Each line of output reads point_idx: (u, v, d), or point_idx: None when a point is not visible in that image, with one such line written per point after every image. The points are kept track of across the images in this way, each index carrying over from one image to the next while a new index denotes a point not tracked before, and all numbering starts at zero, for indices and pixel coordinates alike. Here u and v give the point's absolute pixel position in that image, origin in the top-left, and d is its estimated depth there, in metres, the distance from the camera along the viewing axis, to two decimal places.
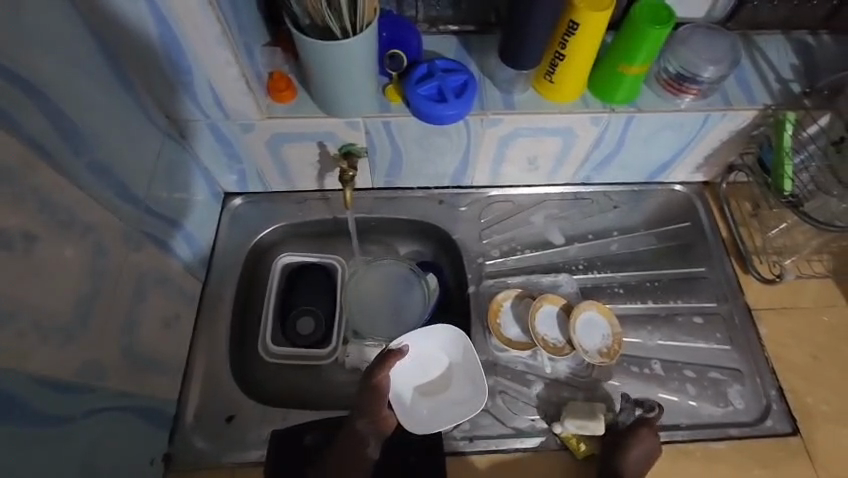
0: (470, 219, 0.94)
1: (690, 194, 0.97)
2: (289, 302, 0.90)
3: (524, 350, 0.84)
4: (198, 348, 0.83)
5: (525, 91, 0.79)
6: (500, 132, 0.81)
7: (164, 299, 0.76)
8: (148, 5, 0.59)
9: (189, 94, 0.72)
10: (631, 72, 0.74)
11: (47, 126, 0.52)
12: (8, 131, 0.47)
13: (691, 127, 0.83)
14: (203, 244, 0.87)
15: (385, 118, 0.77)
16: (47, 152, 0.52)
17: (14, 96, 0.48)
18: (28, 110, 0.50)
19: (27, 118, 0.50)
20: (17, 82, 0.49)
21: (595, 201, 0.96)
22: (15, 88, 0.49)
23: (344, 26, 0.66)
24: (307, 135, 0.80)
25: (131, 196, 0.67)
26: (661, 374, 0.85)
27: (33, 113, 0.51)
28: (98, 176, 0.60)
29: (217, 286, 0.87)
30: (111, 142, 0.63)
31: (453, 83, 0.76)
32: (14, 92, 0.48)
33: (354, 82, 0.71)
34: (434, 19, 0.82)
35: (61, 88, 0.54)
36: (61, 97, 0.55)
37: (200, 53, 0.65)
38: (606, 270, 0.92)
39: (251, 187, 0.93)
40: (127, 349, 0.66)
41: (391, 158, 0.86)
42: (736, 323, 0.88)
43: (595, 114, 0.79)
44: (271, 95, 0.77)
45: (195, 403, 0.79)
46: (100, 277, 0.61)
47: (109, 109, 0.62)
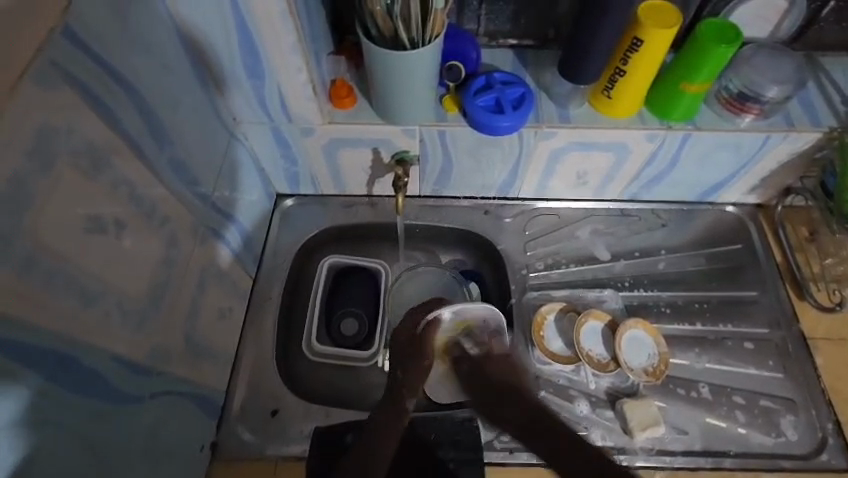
0: (515, 231, 0.94)
1: (742, 216, 0.95)
2: (334, 303, 0.91)
3: (568, 364, 0.84)
4: (246, 341, 0.85)
5: (580, 106, 0.80)
6: (553, 146, 0.82)
7: (220, 292, 0.79)
8: (233, 14, 0.63)
9: (257, 99, 0.75)
10: (691, 90, 0.74)
11: (135, 118, 0.57)
12: (103, 122, 0.52)
13: (749, 148, 0.81)
14: (256, 241, 0.90)
15: (440, 127, 0.79)
16: (134, 142, 0.57)
17: (110, 89, 0.53)
18: (121, 101, 0.54)
19: (120, 110, 0.54)
20: (113, 76, 0.53)
21: (641, 218, 0.95)
22: (112, 82, 0.53)
23: (412, 38, 0.68)
24: (364, 140, 0.82)
25: (200, 190, 0.70)
26: (709, 398, 0.82)
27: (125, 105, 0.55)
28: (174, 168, 0.64)
29: (267, 283, 0.90)
30: (185, 139, 0.66)
31: (510, 95, 0.77)
32: (110, 85, 0.53)
33: (416, 90, 0.73)
34: (493, 33, 0.83)
35: (147, 85, 0.59)
36: (147, 93, 0.59)
37: (274, 58, 0.68)
38: (652, 288, 0.91)
39: (303, 189, 0.96)
40: (188, 336, 0.69)
41: (441, 166, 0.87)
42: (790, 351, 0.85)
43: (651, 131, 0.78)
44: (332, 101, 0.80)
45: (241, 395, 0.81)
46: (172, 265, 0.64)
47: (184, 109, 0.66)
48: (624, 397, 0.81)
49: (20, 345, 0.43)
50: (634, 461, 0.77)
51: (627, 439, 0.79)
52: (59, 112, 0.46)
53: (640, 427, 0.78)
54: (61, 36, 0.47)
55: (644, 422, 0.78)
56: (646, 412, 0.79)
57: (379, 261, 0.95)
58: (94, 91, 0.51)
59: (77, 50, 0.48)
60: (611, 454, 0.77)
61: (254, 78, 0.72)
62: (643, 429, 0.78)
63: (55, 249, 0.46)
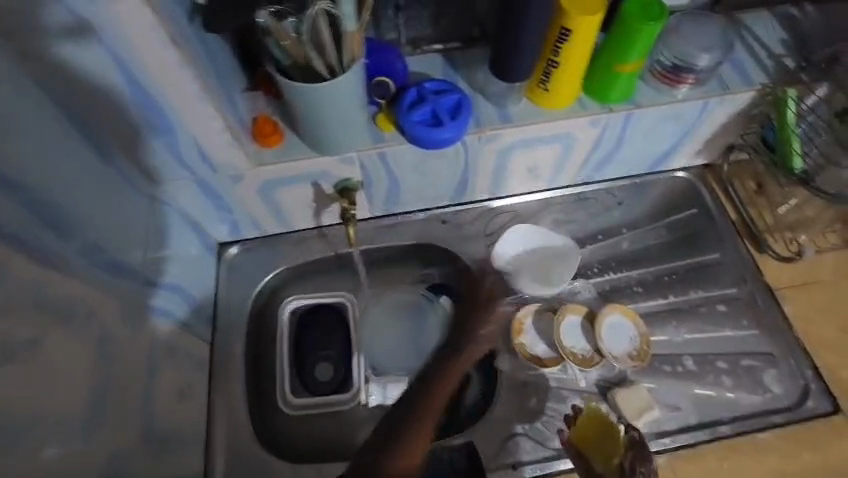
0: (477, 237, 0.91)
1: (693, 179, 0.94)
2: (304, 350, 0.86)
3: (554, 366, 0.81)
4: (215, 407, 0.79)
5: (519, 102, 0.76)
6: (499, 146, 0.79)
7: (176, 369, 0.72)
8: (128, 83, 0.57)
9: (172, 152, 0.67)
10: (626, 70, 0.72)
11: (39, 226, 0.49)
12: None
13: (688, 116, 0.81)
14: (205, 303, 0.83)
15: (379, 149, 0.74)
16: (31, 246, 0.48)
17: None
18: (21, 216, 0.47)
19: (23, 225, 0.47)
20: (14, 191, 0.46)
21: (598, 199, 0.93)
22: (12, 200, 0.46)
23: (329, 66, 0.62)
24: (301, 176, 0.76)
25: (128, 271, 0.63)
26: (695, 370, 0.83)
27: (26, 217, 0.47)
28: (89, 258, 0.56)
29: (226, 344, 0.84)
30: (106, 221, 0.59)
31: (446, 105, 0.73)
32: (11, 204, 0.46)
33: (346, 115, 0.67)
34: (416, 40, 0.78)
35: (55, 179, 0.52)
36: (53, 190, 0.51)
37: (183, 112, 0.61)
38: (621, 269, 0.91)
39: (245, 234, 0.89)
40: (146, 433, 0.63)
41: (388, 187, 0.82)
42: (759, 304, 0.87)
43: (594, 116, 0.76)
44: (257, 141, 0.72)
45: (221, 469, 0.75)
46: (108, 364, 0.57)
47: (97, 186, 0.58)
48: (615, 387, 0.80)
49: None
50: None
51: None
52: None
53: (553, 279, 0.88)
54: None
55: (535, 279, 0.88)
56: (558, 270, 0.89)
57: (342, 294, 0.90)
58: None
59: None
60: None
61: (164, 135, 0.64)
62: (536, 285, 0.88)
63: None
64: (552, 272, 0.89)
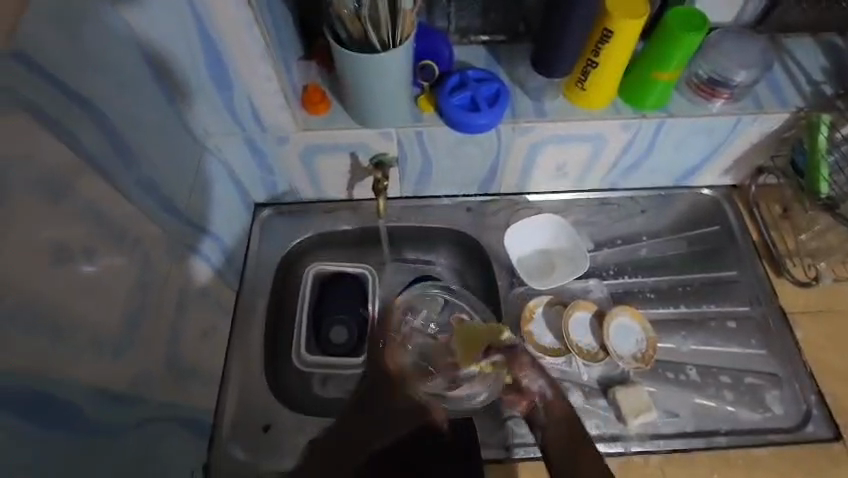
0: (499, 227, 0.94)
1: (718, 197, 0.97)
2: (321, 312, 0.90)
3: (558, 357, 0.84)
4: (233, 354, 0.84)
5: (556, 99, 0.79)
6: (531, 139, 0.82)
7: (203, 310, 0.77)
8: (200, 38, 0.61)
9: (226, 106, 0.72)
10: (663, 78, 0.74)
11: (108, 152, 0.54)
12: (77, 156, 0.50)
13: (721, 131, 0.83)
14: (236, 255, 0.88)
15: (417, 128, 0.78)
16: (101, 168, 0.53)
17: (53, 97, 0.47)
18: (96, 142, 0.53)
19: (97, 148, 0.53)
20: (92, 116, 0.52)
21: (620, 206, 0.96)
22: (91, 123, 0.52)
23: (381, 38, 0.66)
24: (341, 146, 0.81)
25: (174, 209, 0.68)
26: (697, 380, 0.84)
27: (100, 144, 0.53)
28: (144, 189, 0.61)
29: (250, 295, 0.89)
30: (160, 159, 0.65)
31: (485, 92, 0.76)
32: (87, 125, 0.51)
33: (390, 90, 0.71)
34: (464, 30, 0.82)
35: (125, 115, 0.57)
36: (122, 125, 0.57)
37: (243, 70, 0.66)
38: (637, 274, 0.92)
39: (280, 198, 0.94)
40: (171, 360, 0.67)
41: (421, 167, 0.87)
42: (771, 326, 0.87)
43: (627, 120, 0.79)
44: (305, 107, 0.77)
45: (231, 411, 0.80)
46: (148, 287, 0.62)
47: (154, 128, 0.64)
48: (616, 385, 0.82)
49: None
50: (630, 447, 0.78)
51: (622, 425, 0.80)
52: (16, 141, 0.43)
53: (555, 277, 0.90)
54: (13, 60, 0.43)
55: (538, 272, 0.91)
56: (562, 270, 0.91)
57: (365, 266, 0.94)
58: (65, 125, 0.49)
59: (30, 72, 0.44)
60: (607, 442, 0.78)
61: (223, 89, 0.69)
62: (538, 277, 0.91)
63: (21, 285, 0.44)
64: (556, 269, 0.91)
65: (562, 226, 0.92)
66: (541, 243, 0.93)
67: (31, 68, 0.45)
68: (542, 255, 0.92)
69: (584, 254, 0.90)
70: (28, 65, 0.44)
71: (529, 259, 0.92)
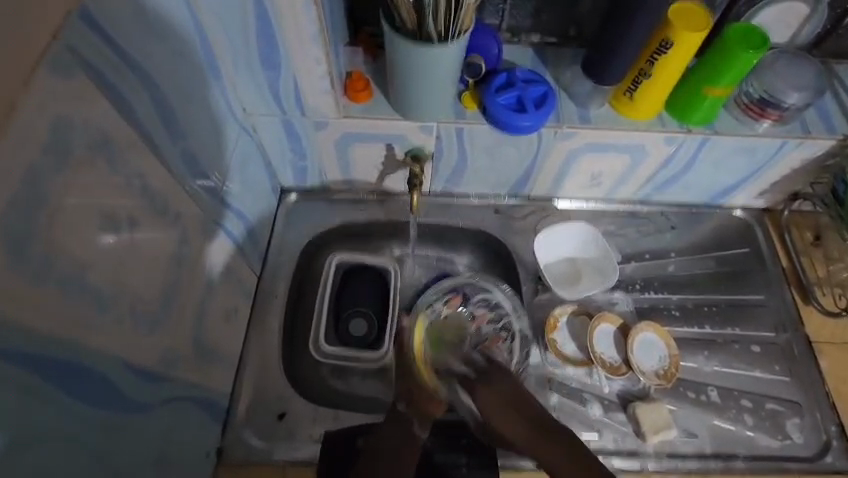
0: (527, 231, 0.93)
1: (750, 219, 0.96)
2: (342, 303, 0.89)
3: (580, 367, 0.83)
4: (252, 337, 0.82)
5: (601, 107, 0.78)
6: (572, 146, 0.81)
7: (229, 291, 0.76)
8: (256, 14, 0.60)
9: (270, 87, 0.71)
10: (714, 94, 0.73)
11: (156, 121, 0.53)
12: (128, 124, 0.49)
13: (764, 153, 0.82)
14: (261, 238, 0.87)
15: (459, 124, 0.76)
16: (148, 138, 0.52)
17: (111, 60, 0.46)
18: (146, 109, 0.52)
19: (145, 116, 0.52)
20: (145, 84, 0.51)
21: (650, 220, 0.95)
22: (143, 90, 0.51)
23: (438, 30, 0.65)
24: (379, 136, 0.79)
25: (210, 186, 0.67)
26: (718, 402, 0.83)
27: (149, 112, 0.52)
28: (186, 163, 0.60)
29: (273, 279, 0.87)
30: (202, 134, 0.63)
31: (532, 94, 0.75)
32: (139, 91, 0.50)
33: (438, 85, 0.70)
34: (514, 29, 0.81)
35: (175, 85, 0.56)
36: (171, 95, 0.56)
37: (293, 51, 0.65)
38: (662, 291, 0.91)
39: (309, 184, 0.93)
40: (197, 338, 0.66)
41: (455, 164, 0.85)
42: (795, 353, 0.86)
43: (671, 134, 0.78)
44: (348, 94, 0.76)
45: (247, 395, 0.78)
46: (182, 263, 0.61)
47: (199, 101, 0.62)
48: (636, 401, 0.81)
49: (21, 356, 0.39)
50: (646, 464, 0.77)
51: (641, 441, 0.79)
52: (74, 103, 0.42)
53: (581, 286, 0.89)
54: (78, 19, 0.42)
55: (564, 280, 0.90)
56: (589, 280, 0.90)
57: (387, 259, 0.93)
58: (119, 89, 0.47)
59: (92, 33, 0.43)
60: (623, 457, 0.77)
61: (270, 69, 0.68)
62: (564, 285, 0.89)
63: (68, 250, 0.43)
64: (583, 278, 0.90)
65: (592, 236, 0.91)
66: (570, 251, 0.91)
67: (93, 29, 0.43)
68: (568, 263, 0.91)
69: (614, 264, 0.89)
70: (91, 25, 0.43)
71: (556, 266, 0.91)
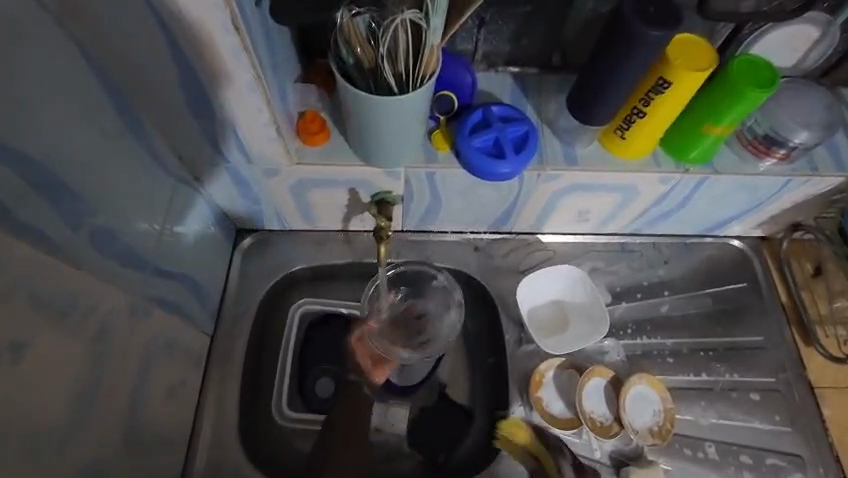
0: (509, 271, 0.85)
1: (747, 250, 0.89)
2: (307, 359, 0.80)
3: (569, 428, 0.76)
4: (205, 408, 0.74)
5: (589, 144, 0.69)
6: (557, 187, 0.72)
7: (172, 366, 0.66)
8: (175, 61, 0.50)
9: (206, 135, 0.61)
10: (714, 133, 0.65)
11: (47, 209, 0.43)
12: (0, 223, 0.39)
13: (766, 190, 0.74)
14: (212, 292, 0.77)
15: (430, 169, 0.67)
16: (38, 232, 0.42)
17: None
18: (31, 200, 0.42)
19: (31, 209, 0.42)
20: (26, 171, 0.41)
21: (643, 253, 0.88)
22: (22, 179, 0.41)
23: (398, 74, 0.55)
24: (339, 181, 0.70)
25: (139, 259, 0.57)
26: (715, 458, 0.77)
27: (36, 202, 0.42)
28: (100, 244, 0.50)
29: (227, 338, 0.78)
30: (120, 203, 0.53)
31: (512, 134, 0.66)
32: (18, 183, 0.40)
33: (402, 132, 0.61)
34: (489, 55, 0.71)
35: (71, 159, 0.46)
36: (66, 172, 0.46)
37: (229, 100, 0.55)
38: (655, 335, 0.84)
39: (266, 225, 0.83)
40: (131, 436, 0.57)
41: (428, 206, 0.76)
42: (796, 400, 0.81)
43: (666, 174, 0.70)
44: (301, 136, 0.66)
45: (201, 477, 0.70)
46: (103, 362, 0.52)
47: (115, 167, 0.52)
48: (629, 464, 0.75)
49: None
50: None
51: None
52: None
53: (569, 335, 0.81)
54: None
55: (550, 327, 0.82)
56: (577, 326, 0.82)
57: (357, 304, 0.84)
58: None
59: None
60: None
61: (203, 117, 0.58)
62: (549, 333, 0.82)
63: None
64: (571, 323, 0.83)
65: (581, 279, 0.83)
66: (557, 295, 0.84)
67: None
68: (554, 308, 0.84)
69: (603, 309, 0.81)
70: None
71: (540, 311, 0.83)
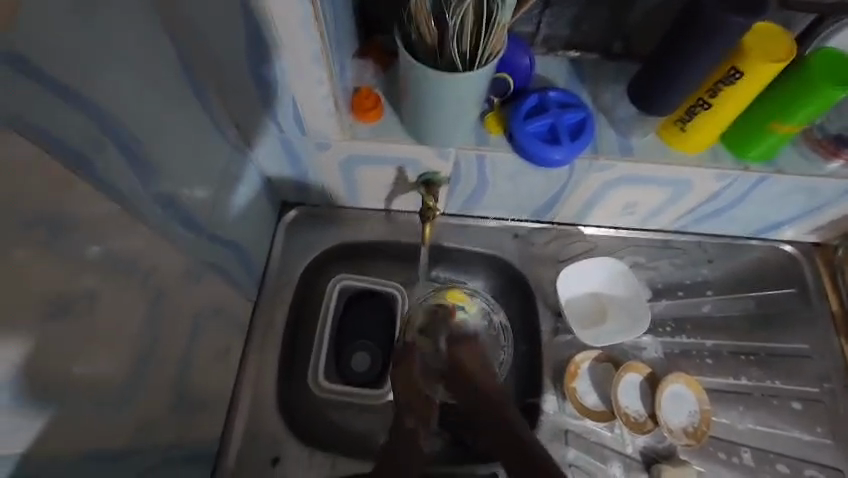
0: (550, 261, 0.84)
1: (798, 255, 0.86)
2: (344, 333, 0.82)
3: (602, 421, 0.76)
4: (245, 373, 0.76)
5: (646, 136, 0.68)
6: (608, 177, 0.71)
7: (219, 329, 0.68)
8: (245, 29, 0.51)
9: (265, 105, 0.62)
10: (782, 130, 0.62)
11: (121, 166, 0.45)
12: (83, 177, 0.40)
13: (828, 194, 0.72)
14: (257, 261, 0.79)
15: (480, 151, 0.67)
16: (113, 188, 0.44)
17: (58, 110, 0.37)
18: (110, 158, 0.43)
19: (110, 167, 0.43)
20: (107, 129, 0.43)
21: (687, 251, 0.86)
22: (104, 136, 0.42)
23: (462, 52, 0.55)
24: (389, 159, 0.70)
25: (196, 223, 0.59)
26: (750, 465, 0.75)
27: (113, 160, 0.44)
28: (165, 205, 0.52)
29: (269, 307, 0.80)
30: (183, 167, 0.55)
31: (568, 121, 0.65)
32: (100, 140, 0.42)
33: (458, 111, 0.60)
34: (547, 39, 0.70)
35: (145, 120, 0.48)
36: (140, 132, 0.47)
37: (292, 71, 0.55)
38: (695, 334, 0.82)
39: (311, 199, 0.84)
40: (181, 392, 0.59)
41: (473, 189, 0.76)
42: (839, 412, 0.78)
43: (725, 171, 0.67)
44: (354, 112, 0.67)
45: (239, 437, 0.73)
46: (161, 319, 0.54)
47: (179, 131, 0.54)
48: (661, 462, 0.74)
49: None
50: None
51: None
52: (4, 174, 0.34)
53: (607, 326, 0.81)
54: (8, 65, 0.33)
55: (587, 319, 0.82)
56: (615, 320, 0.81)
57: (396, 284, 0.85)
58: (73, 142, 0.39)
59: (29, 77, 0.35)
60: None
61: (265, 86, 0.58)
62: (587, 324, 0.81)
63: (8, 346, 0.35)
64: (609, 316, 0.82)
65: (622, 273, 0.82)
66: (597, 288, 0.83)
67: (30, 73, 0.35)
68: (592, 300, 0.83)
69: (644, 305, 0.80)
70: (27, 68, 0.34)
71: (578, 302, 0.82)
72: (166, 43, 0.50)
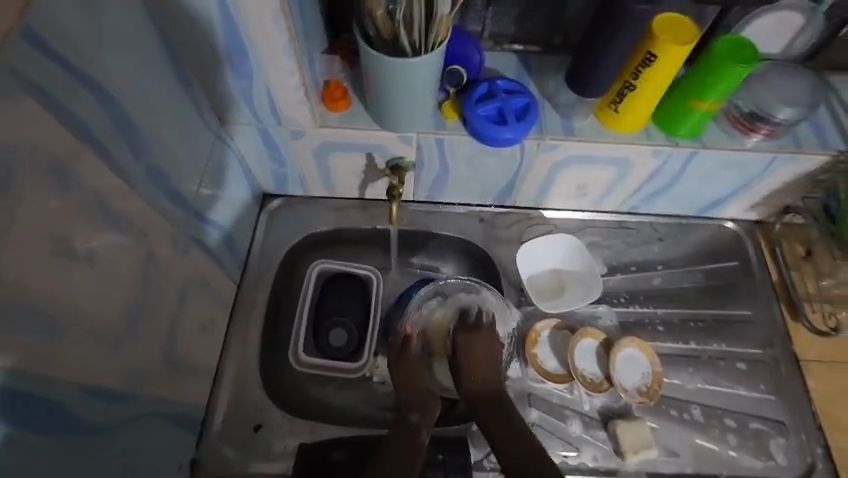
0: (511, 241, 0.91)
1: (741, 232, 0.93)
2: (321, 312, 0.88)
3: (561, 383, 0.82)
4: (230, 348, 0.81)
5: (586, 118, 0.76)
6: (555, 157, 0.79)
7: (204, 302, 0.74)
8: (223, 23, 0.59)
9: (244, 95, 0.69)
10: (700, 108, 0.70)
11: (116, 137, 0.52)
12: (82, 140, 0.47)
13: (753, 168, 0.80)
14: (240, 246, 0.86)
15: (439, 135, 0.75)
16: (108, 154, 0.51)
17: (62, 80, 0.44)
18: (106, 128, 0.50)
19: (106, 135, 0.50)
20: (103, 102, 0.50)
21: (639, 230, 0.93)
22: (101, 108, 0.49)
23: (413, 43, 0.63)
24: (358, 145, 0.77)
25: (182, 199, 0.65)
26: (700, 420, 0.81)
27: (109, 130, 0.51)
28: (154, 177, 0.59)
29: (251, 288, 0.86)
30: (171, 146, 0.62)
31: (514, 105, 0.73)
32: (98, 111, 0.49)
33: (415, 97, 0.68)
34: (496, 36, 0.79)
35: (137, 100, 0.55)
36: (133, 110, 0.54)
37: (266, 62, 0.63)
38: (647, 304, 0.89)
39: (290, 190, 0.91)
40: (169, 353, 0.65)
41: (437, 174, 0.83)
42: (782, 371, 0.85)
43: (658, 147, 0.75)
44: (325, 103, 0.74)
45: (224, 406, 0.78)
46: (151, 281, 0.60)
47: (167, 114, 0.61)
48: (617, 418, 0.80)
49: None
50: None
51: (620, 460, 0.77)
52: (20, 128, 0.41)
53: (565, 299, 0.88)
54: (23, 38, 0.40)
55: (547, 292, 0.89)
56: (572, 293, 0.88)
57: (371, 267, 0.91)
58: (74, 109, 0.46)
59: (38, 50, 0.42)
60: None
61: (243, 77, 0.66)
62: (547, 297, 0.88)
63: (19, 277, 0.42)
64: (567, 290, 0.89)
65: (578, 250, 0.89)
66: (555, 264, 0.90)
67: (39, 47, 0.42)
68: (551, 276, 0.90)
69: (598, 278, 0.87)
70: (37, 42, 0.42)
71: (538, 277, 0.89)
72: (154, 37, 0.57)
